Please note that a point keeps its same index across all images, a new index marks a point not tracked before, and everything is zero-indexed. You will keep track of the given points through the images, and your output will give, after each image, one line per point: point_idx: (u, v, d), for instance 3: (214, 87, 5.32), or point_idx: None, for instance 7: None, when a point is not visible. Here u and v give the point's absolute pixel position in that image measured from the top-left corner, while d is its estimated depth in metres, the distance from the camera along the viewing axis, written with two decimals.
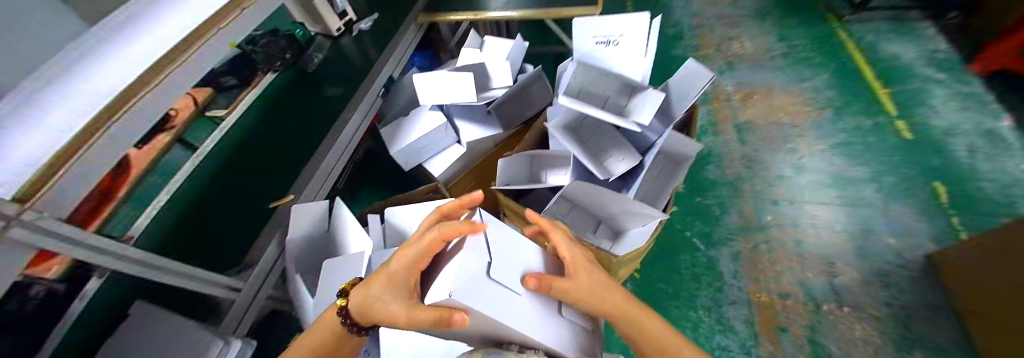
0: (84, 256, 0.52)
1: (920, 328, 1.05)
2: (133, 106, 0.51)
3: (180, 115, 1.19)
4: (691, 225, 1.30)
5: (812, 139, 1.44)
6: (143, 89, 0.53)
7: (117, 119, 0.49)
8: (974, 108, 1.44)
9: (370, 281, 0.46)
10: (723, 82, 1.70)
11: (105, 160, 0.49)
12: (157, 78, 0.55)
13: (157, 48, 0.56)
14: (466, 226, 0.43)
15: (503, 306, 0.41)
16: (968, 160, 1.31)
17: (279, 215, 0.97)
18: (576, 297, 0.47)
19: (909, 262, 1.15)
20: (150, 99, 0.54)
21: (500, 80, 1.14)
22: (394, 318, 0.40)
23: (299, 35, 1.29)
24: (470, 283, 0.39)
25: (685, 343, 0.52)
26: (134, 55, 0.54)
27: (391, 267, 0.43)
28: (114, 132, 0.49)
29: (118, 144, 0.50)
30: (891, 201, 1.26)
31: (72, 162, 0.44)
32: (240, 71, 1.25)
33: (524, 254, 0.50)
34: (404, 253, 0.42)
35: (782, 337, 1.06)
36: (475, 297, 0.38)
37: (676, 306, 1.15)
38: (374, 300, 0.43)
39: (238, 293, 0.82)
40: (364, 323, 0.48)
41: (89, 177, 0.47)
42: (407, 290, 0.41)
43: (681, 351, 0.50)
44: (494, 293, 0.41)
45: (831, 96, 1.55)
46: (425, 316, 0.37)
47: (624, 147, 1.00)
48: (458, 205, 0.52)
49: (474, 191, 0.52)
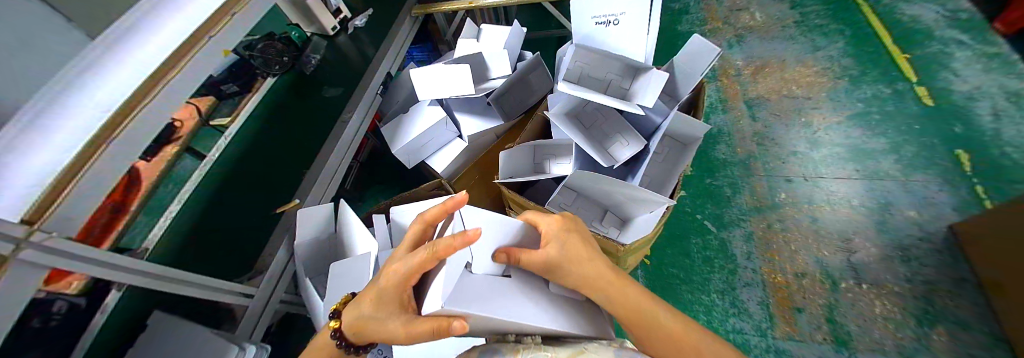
0: (102, 274, 0.54)
1: (943, 302, 1.02)
2: (132, 121, 0.49)
3: (184, 126, 1.14)
4: (703, 207, 1.28)
5: (826, 111, 1.38)
6: (142, 101, 0.50)
7: (116, 135, 0.47)
8: (998, 69, 1.36)
9: (360, 300, 0.46)
10: (732, 56, 1.63)
11: (111, 173, 0.48)
12: (157, 86, 0.52)
13: (153, 61, 0.53)
14: (458, 240, 0.38)
15: (496, 303, 0.42)
16: (992, 124, 1.25)
17: (288, 219, 0.99)
18: (545, 271, 0.48)
19: (930, 235, 1.12)
20: (152, 109, 0.52)
21: (499, 70, 1.11)
22: (394, 335, 0.40)
23: (295, 36, 1.27)
24: (456, 289, 0.40)
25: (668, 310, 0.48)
26: (128, 69, 0.51)
27: (379, 285, 0.43)
28: (114, 148, 0.47)
29: (121, 158, 0.49)
30: (911, 171, 1.21)
31: (74, 182, 0.43)
32: (240, 77, 1.21)
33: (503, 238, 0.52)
34: (392, 271, 0.42)
35: (799, 318, 1.04)
36: (469, 301, 0.39)
37: (688, 290, 1.14)
38: (369, 321, 0.43)
39: (251, 300, 0.84)
40: (361, 342, 0.47)
41: (92, 195, 0.46)
42: (399, 306, 0.42)
43: (661, 316, 0.46)
44: (485, 293, 0.43)
45: (847, 64, 1.48)
46: (424, 328, 0.38)
47: (628, 132, 0.97)
48: (441, 210, 0.47)
49: (457, 193, 0.46)
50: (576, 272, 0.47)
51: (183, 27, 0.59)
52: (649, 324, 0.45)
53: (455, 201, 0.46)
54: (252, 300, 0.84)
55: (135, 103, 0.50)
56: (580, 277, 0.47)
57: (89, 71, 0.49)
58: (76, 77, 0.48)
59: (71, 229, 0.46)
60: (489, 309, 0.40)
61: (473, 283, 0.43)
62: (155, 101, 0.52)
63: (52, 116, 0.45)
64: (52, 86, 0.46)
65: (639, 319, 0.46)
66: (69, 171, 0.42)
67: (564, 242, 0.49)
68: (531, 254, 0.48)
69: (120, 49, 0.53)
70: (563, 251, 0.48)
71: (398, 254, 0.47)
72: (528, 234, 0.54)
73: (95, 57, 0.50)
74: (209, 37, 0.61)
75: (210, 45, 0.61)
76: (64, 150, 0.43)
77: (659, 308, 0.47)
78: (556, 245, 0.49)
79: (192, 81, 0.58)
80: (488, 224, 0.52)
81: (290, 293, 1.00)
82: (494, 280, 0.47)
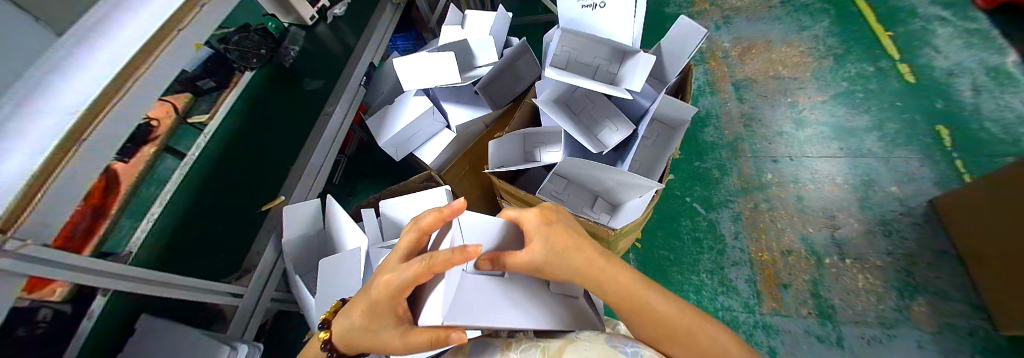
0: (89, 280, 0.53)
1: (922, 274, 1.06)
2: (107, 119, 0.46)
3: (161, 125, 1.07)
4: (691, 190, 1.29)
5: (812, 91, 1.39)
6: (114, 99, 0.47)
7: (87, 137, 0.44)
8: (979, 44, 1.38)
9: (352, 311, 0.44)
10: (719, 38, 1.63)
11: (84, 178, 0.45)
12: (126, 85, 0.49)
13: (124, 52, 0.50)
14: (457, 256, 0.37)
15: (494, 309, 0.43)
16: (972, 99, 1.27)
17: (273, 216, 0.98)
18: (533, 267, 0.47)
19: (912, 209, 1.15)
20: (124, 107, 0.49)
21: (486, 57, 1.09)
22: (391, 345, 0.40)
23: (272, 28, 1.20)
24: (457, 298, 0.40)
25: (659, 294, 0.45)
26: (98, 64, 0.47)
27: (372, 294, 0.41)
28: (87, 150, 0.44)
29: (96, 159, 0.46)
30: (893, 148, 1.23)
31: (44, 190, 0.40)
32: (215, 73, 1.15)
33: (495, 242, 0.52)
34: (387, 280, 0.40)
35: (784, 293, 1.07)
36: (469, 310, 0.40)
37: (678, 271, 1.16)
38: (362, 331, 0.42)
39: (239, 299, 0.82)
40: (353, 351, 0.45)
41: (66, 198, 0.43)
42: (393, 316, 0.41)
43: (651, 303, 0.44)
44: (483, 298, 0.43)
45: (832, 44, 1.49)
46: (422, 339, 0.38)
47: (617, 117, 0.97)
48: (439, 218, 0.45)
49: (454, 200, 0.45)
50: (563, 264, 0.47)
51: (153, 19, 0.54)
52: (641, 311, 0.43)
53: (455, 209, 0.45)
54: (242, 300, 0.83)
55: (106, 98, 0.46)
56: (566, 269, 0.47)
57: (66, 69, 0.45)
58: (49, 73, 0.44)
59: (47, 236, 0.43)
60: (488, 317, 0.41)
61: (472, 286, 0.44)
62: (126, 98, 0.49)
63: (21, 120, 0.40)
64: (17, 91, 0.41)
65: (636, 312, 0.44)
66: (46, 173, 0.40)
67: (546, 236, 0.49)
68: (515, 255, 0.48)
69: (94, 42, 0.49)
70: (546, 246, 0.48)
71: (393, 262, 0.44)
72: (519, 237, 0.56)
73: (65, 52, 0.46)
74: (181, 29, 0.58)
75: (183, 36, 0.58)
76: (34, 151, 0.39)
77: (652, 294, 0.45)
78: (539, 240, 0.49)
79: (161, 79, 0.55)
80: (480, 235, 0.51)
81: (281, 292, 0.99)
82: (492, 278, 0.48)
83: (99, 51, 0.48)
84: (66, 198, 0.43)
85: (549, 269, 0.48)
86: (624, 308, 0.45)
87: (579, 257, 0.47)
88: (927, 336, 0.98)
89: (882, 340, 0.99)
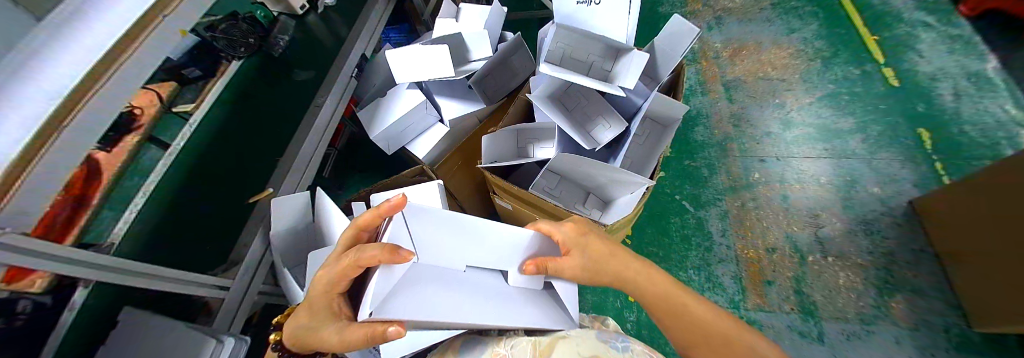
0: (71, 271, 0.52)
1: (900, 272, 1.10)
2: (91, 101, 0.42)
3: (145, 114, 0.99)
4: (681, 188, 1.30)
5: (800, 93, 1.41)
6: (100, 78, 0.43)
7: (71, 119, 0.40)
8: (960, 50, 1.42)
9: (298, 314, 0.46)
10: (711, 38, 1.64)
11: (68, 163, 0.41)
12: (116, 62, 0.45)
13: (112, 30, 0.45)
14: (385, 252, 0.38)
15: (440, 305, 0.42)
16: (953, 104, 1.31)
17: (261, 208, 0.97)
18: (571, 273, 0.54)
19: (893, 209, 1.18)
20: (111, 90, 0.44)
21: (479, 52, 1.08)
22: (331, 342, 0.41)
23: (260, 17, 1.17)
24: (391, 294, 0.38)
25: (682, 287, 0.55)
26: (84, 44, 0.42)
27: (311, 293, 0.44)
28: (70, 134, 0.40)
29: (79, 145, 0.42)
30: (877, 149, 1.27)
31: (26, 175, 0.37)
32: (201, 62, 1.09)
33: (463, 243, 0.51)
34: (322, 276, 0.43)
35: (768, 289, 1.10)
36: (407, 306, 0.38)
37: (666, 268, 1.17)
38: (303, 329, 0.44)
39: (226, 292, 0.81)
40: (303, 351, 0.48)
41: (50, 189, 0.40)
42: (330, 313, 0.43)
43: (680, 294, 0.54)
44: (426, 291, 0.42)
45: (820, 46, 1.51)
46: (355, 335, 0.38)
47: (610, 114, 0.98)
48: (376, 215, 0.46)
49: (392, 196, 0.44)
50: (605, 270, 0.55)
51: None
52: (680, 316, 0.52)
53: (391, 205, 0.44)
54: (228, 293, 0.81)
55: (93, 79, 0.42)
56: (604, 273, 0.55)
57: (46, 51, 0.40)
58: (32, 56, 0.39)
59: (26, 224, 0.40)
60: (430, 312, 0.39)
61: (417, 276, 0.43)
62: (115, 76, 0.45)
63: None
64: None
65: (671, 310, 0.52)
66: (23, 163, 0.36)
67: (584, 246, 0.55)
68: (559, 260, 0.53)
69: (78, 26, 0.43)
70: (586, 256, 0.55)
71: (333, 261, 0.43)
72: (495, 226, 0.52)
73: (43, 39, 0.40)
74: (165, 15, 0.52)
75: (177, 13, 0.54)
76: (10, 141, 0.35)
77: (692, 300, 0.53)
78: (577, 249, 0.55)
79: (148, 64, 0.50)
80: (439, 225, 0.49)
81: (268, 284, 0.97)
82: (441, 268, 0.48)
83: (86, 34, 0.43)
84: (44, 191, 0.40)
85: (588, 276, 0.54)
86: (660, 309, 0.53)
87: (617, 262, 0.56)
88: (904, 331, 1.01)
89: (861, 335, 1.02)
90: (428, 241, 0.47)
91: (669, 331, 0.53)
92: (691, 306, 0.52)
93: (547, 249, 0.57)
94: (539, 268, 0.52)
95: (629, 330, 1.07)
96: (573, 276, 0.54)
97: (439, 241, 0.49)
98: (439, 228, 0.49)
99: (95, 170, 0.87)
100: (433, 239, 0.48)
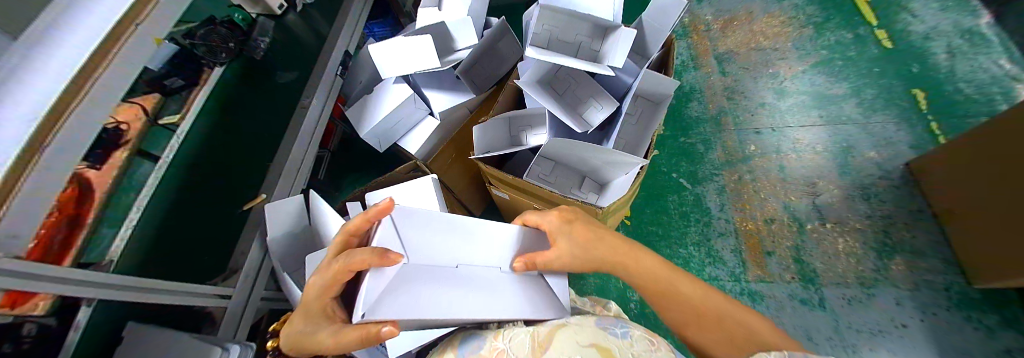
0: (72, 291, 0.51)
1: (898, 234, 1.10)
2: (70, 119, 0.40)
3: (131, 128, 0.88)
4: (678, 166, 1.30)
5: (792, 61, 1.40)
6: (78, 95, 0.41)
7: (50, 140, 0.38)
8: (954, 7, 1.40)
9: (293, 320, 0.47)
10: (701, 10, 1.60)
11: (55, 180, 0.39)
12: (94, 75, 0.43)
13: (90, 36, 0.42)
14: (374, 256, 0.39)
15: (431, 303, 0.42)
16: (947, 62, 1.30)
17: (255, 215, 0.96)
18: (560, 263, 0.55)
19: (889, 173, 1.18)
20: (89, 103, 0.42)
21: (465, 40, 1.05)
22: (325, 344, 0.42)
23: (238, 20, 1.17)
24: (381, 296, 0.38)
25: (681, 274, 0.54)
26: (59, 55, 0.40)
27: (304, 299, 0.45)
28: (52, 155, 0.38)
29: (64, 163, 0.40)
30: (871, 113, 1.26)
31: (14, 194, 0.35)
32: (183, 71, 1.02)
33: (453, 246, 0.52)
34: (314, 283, 0.43)
35: (768, 260, 1.11)
36: (399, 304, 0.39)
37: (666, 245, 1.17)
38: (298, 335, 0.45)
39: (228, 301, 0.81)
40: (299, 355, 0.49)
41: (35, 211, 0.39)
42: (325, 316, 0.43)
43: (676, 279, 0.53)
44: (421, 287, 0.43)
45: (812, 12, 1.48)
46: (349, 338, 0.38)
47: (600, 95, 0.97)
48: (364, 219, 0.44)
49: (380, 201, 0.44)
50: (591, 258, 0.56)
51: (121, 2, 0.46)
52: (668, 293, 0.52)
53: (378, 210, 0.44)
54: (230, 302, 0.82)
55: (72, 92, 0.40)
56: (592, 258, 0.56)
57: (19, 70, 0.36)
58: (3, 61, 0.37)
59: (16, 249, 0.39)
60: (422, 310, 0.40)
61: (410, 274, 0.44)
62: (96, 90, 0.43)
63: None
64: None
65: (664, 293, 0.53)
66: (7, 189, 0.34)
67: (571, 235, 0.57)
68: (546, 254, 0.55)
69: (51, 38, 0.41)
70: (572, 244, 0.56)
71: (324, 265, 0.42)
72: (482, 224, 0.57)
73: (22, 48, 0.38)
74: (138, 23, 0.49)
75: (152, 18, 0.51)
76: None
77: (681, 279, 0.53)
78: (564, 239, 0.57)
79: (127, 75, 0.48)
80: (426, 226, 0.51)
81: (269, 290, 0.98)
82: (435, 266, 0.49)
83: (54, 50, 0.39)
84: (27, 216, 0.38)
85: (577, 263, 0.56)
86: (656, 293, 0.53)
87: (605, 248, 0.57)
88: (904, 293, 1.03)
89: (862, 298, 1.03)
90: (422, 245, 0.49)
91: (666, 315, 0.53)
92: (680, 287, 0.52)
93: (531, 240, 0.60)
94: (529, 265, 0.54)
95: (633, 310, 1.08)
96: (563, 265, 0.56)
97: (425, 241, 0.49)
98: (431, 231, 0.51)
99: (88, 193, 0.76)
100: (425, 242, 0.50)
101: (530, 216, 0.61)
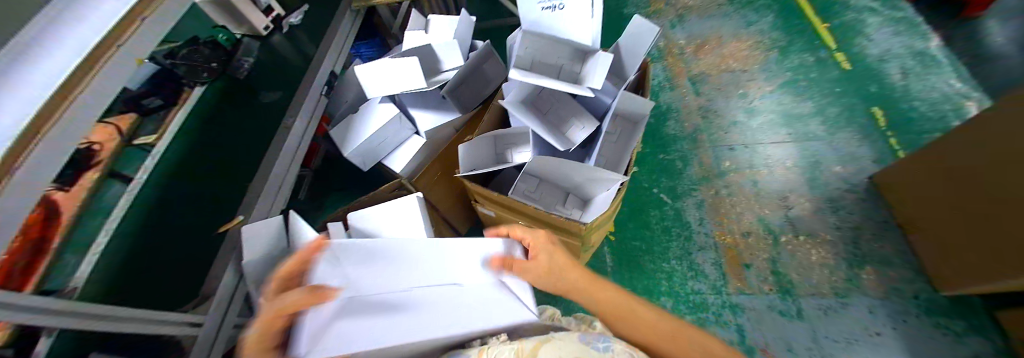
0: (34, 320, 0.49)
1: (868, 245, 1.15)
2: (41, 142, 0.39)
3: (104, 148, 0.92)
4: (658, 181, 1.33)
5: (761, 82, 1.48)
6: (52, 119, 0.41)
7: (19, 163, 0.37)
8: (905, 32, 1.52)
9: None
10: (674, 35, 1.70)
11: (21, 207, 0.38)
12: (68, 99, 0.43)
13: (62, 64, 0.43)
14: (310, 298, 0.35)
15: (380, 331, 0.40)
16: (902, 82, 1.40)
17: (233, 237, 0.94)
18: (536, 275, 0.59)
19: (856, 186, 1.25)
20: (62, 126, 0.42)
21: (451, 61, 1.08)
22: None
23: (222, 40, 1.18)
24: (320, 332, 0.37)
25: (643, 304, 0.57)
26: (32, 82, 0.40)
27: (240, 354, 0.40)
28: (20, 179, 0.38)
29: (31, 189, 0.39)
30: (835, 130, 1.34)
31: None
32: (162, 89, 1.04)
33: (415, 265, 0.49)
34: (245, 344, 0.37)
35: (747, 272, 1.14)
36: (340, 339, 0.37)
37: (650, 260, 1.19)
38: None
39: (200, 328, 0.78)
40: None
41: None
42: None
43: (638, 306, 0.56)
44: (369, 315, 0.41)
45: (776, 37, 1.59)
46: None
47: (581, 115, 1.00)
48: (295, 264, 0.38)
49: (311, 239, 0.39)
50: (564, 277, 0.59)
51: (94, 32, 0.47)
52: (629, 315, 0.55)
53: (311, 249, 0.39)
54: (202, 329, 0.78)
55: (45, 116, 0.40)
56: (565, 276, 0.59)
57: None
58: None
59: None
60: (367, 339, 0.38)
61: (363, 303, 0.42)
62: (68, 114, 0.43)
63: None
64: None
65: (627, 316, 0.55)
66: None
67: (551, 252, 0.61)
68: (524, 264, 0.59)
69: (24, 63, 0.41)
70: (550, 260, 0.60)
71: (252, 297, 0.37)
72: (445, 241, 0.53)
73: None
74: (120, 46, 0.50)
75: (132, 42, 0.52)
76: None
77: (643, 306, 0.57)
78: (544, 255, 0.60)
79: (103, 99, 0.48)
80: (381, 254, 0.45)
81: (244, 316, 0.94)
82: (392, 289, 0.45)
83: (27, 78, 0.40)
84: None
85: (550, 280, 0.59)
86: (618, 316, 0.56)
87: (578, 270, 0.60)
88: (876, 302, 1.06)
89: (837, 308, 1.06)
90: (373, 269, 0.44)
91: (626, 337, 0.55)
92: (652, 333, 0.53)
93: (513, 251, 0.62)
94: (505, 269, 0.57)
95: None
96: (537, 279, 0.59)
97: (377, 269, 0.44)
98: (387, 252, 0.46)
99: (54, 216, 0.76)
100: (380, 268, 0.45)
101: (519, 231, 0.63)
